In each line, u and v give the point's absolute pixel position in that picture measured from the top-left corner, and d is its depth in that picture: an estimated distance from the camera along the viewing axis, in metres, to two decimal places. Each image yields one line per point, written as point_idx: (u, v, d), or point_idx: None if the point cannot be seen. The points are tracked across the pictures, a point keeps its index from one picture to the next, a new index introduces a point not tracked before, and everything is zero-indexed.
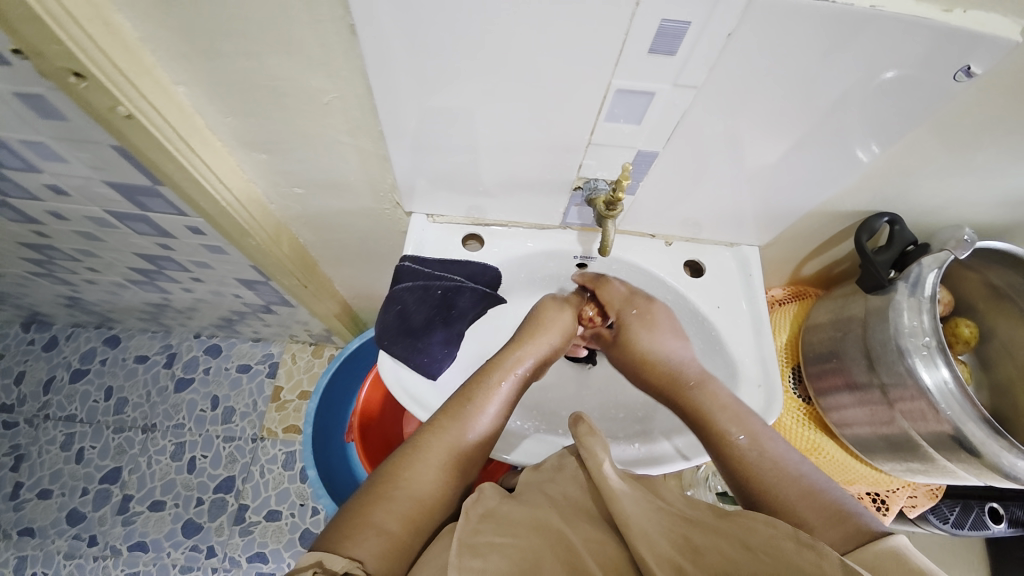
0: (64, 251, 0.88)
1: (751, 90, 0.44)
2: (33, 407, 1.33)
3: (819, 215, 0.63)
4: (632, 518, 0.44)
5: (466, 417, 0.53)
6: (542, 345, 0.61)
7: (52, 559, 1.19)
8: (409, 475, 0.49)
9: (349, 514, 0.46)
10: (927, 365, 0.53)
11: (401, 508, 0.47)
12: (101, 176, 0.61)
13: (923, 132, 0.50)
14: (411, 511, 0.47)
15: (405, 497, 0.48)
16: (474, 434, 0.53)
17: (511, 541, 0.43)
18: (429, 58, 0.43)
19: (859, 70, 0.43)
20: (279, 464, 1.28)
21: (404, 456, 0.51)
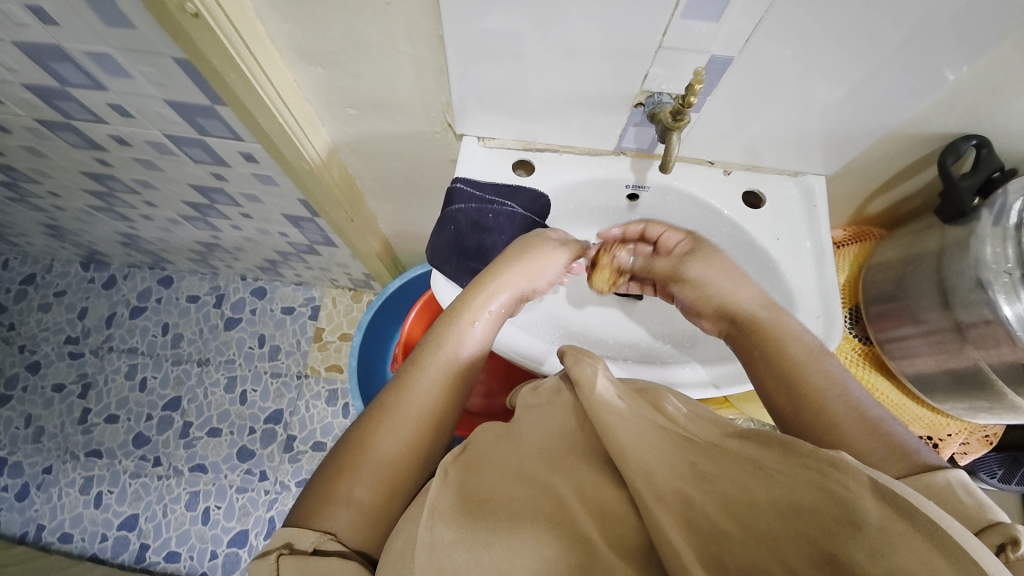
0: (124, 183, 0.91)
1: None
2: (98, 339, 1.43)
3: (898, 139, 0.58)
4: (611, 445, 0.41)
5: (438, 358, 0.53)
6: (517, 282, 0.58)
7: (123, 475, 1.30)
8: (377, 439, 0.47)
9: (317, 489, 0.45)
10: (1010, 299, 0.51)
11: (369, 477, 0.45)
12: (162, 94, 0.62)
13: None
14: (384, 475, 0.46)
15: (375, 463, 0.46)
16: (459, 361, 0.53)
17: (495, 512, 0.38)
18: None
19: None
20: (323, 399, 1.35)
21: (371, 419, 0.49)
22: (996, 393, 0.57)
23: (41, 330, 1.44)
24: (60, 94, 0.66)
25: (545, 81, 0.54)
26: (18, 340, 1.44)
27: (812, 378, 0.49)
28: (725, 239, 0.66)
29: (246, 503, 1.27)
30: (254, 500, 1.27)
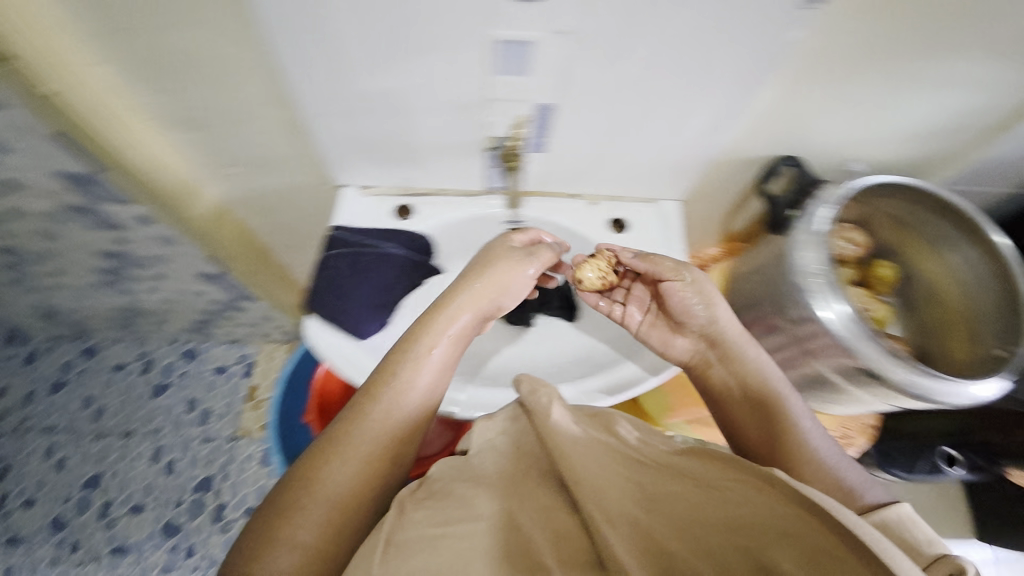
0: (27, 253, 0.91)
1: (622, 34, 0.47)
2: (14, 419, 1.34)
3: (729, 163, 0.65)
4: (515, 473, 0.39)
5: (391, 393, 0.49)
6: (487, 297, 0.57)
7: (34, 567, 1.20)
8: (327, 471, 0.44)
9: (258, 526, 0.42)
10: (823, 304, 0.57)
11: (316, 514, 0.42)
12: (42, 164, 0.64)
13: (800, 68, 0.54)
14: (331, 514, 0.43)
15: (323, 499, 0.43)
16: (403, 406, 0.49)
17: (444, 531, 0.39)
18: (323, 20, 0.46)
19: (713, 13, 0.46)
20: (256, 461, 1.30)
21: (322, 450, 0.46)
22: (839, 383, 0.62)
23: None
24: None
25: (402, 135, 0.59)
26: None
27: (770, 394, 0.55)
28: None
29: None
30: None
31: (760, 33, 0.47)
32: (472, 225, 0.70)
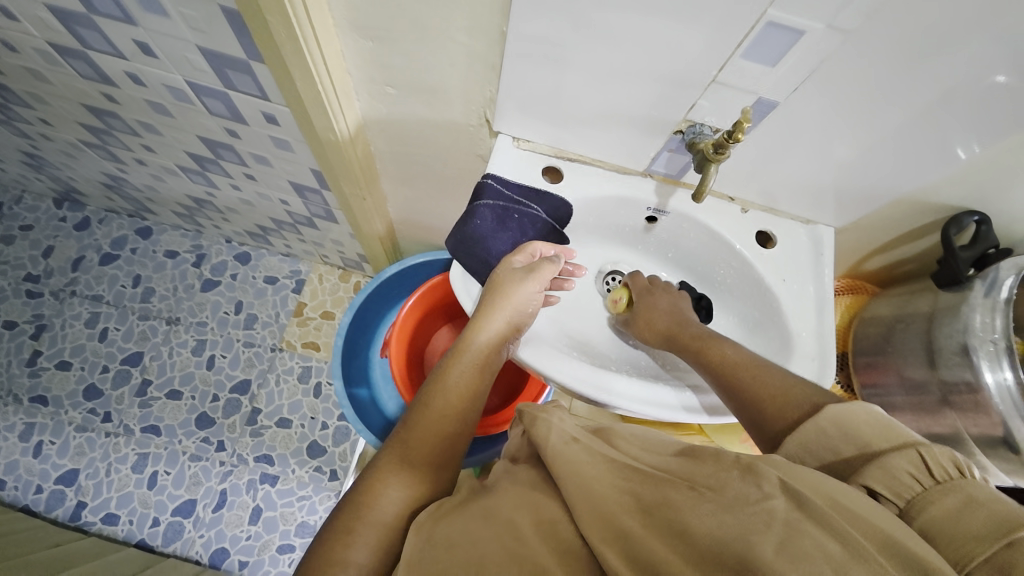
0: (127, 122, 0.86)
1: (889, 53, 0.44)
2: (60, 281, 1.35)
3: (909, 205, 0.62)
4: (603, 503, 0.37)
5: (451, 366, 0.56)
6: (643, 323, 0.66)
7: (65, 428, 1.23)
8: (380, 492, 0.46)
9: (318, 548, 0.44)
10: (992, 366, 0.53)
11: (367, 537, 0.43)
12: (199, 40, 0.59)
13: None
14: (382, 536, 0.44)
15: (372, 522, 0.44)
16: (463, 398, 0.55)
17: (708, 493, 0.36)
18: None
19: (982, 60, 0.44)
20: (294, 376, 1.33)
21: (375, 474, 0.48)
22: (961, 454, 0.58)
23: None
24: (83, 20, 0.63)
25: (609, 101, 0.55)
26: None
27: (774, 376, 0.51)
28: (733, 274, 0.69)
29: (198, 473, 1.23)
30: (207, 470, 1.23)
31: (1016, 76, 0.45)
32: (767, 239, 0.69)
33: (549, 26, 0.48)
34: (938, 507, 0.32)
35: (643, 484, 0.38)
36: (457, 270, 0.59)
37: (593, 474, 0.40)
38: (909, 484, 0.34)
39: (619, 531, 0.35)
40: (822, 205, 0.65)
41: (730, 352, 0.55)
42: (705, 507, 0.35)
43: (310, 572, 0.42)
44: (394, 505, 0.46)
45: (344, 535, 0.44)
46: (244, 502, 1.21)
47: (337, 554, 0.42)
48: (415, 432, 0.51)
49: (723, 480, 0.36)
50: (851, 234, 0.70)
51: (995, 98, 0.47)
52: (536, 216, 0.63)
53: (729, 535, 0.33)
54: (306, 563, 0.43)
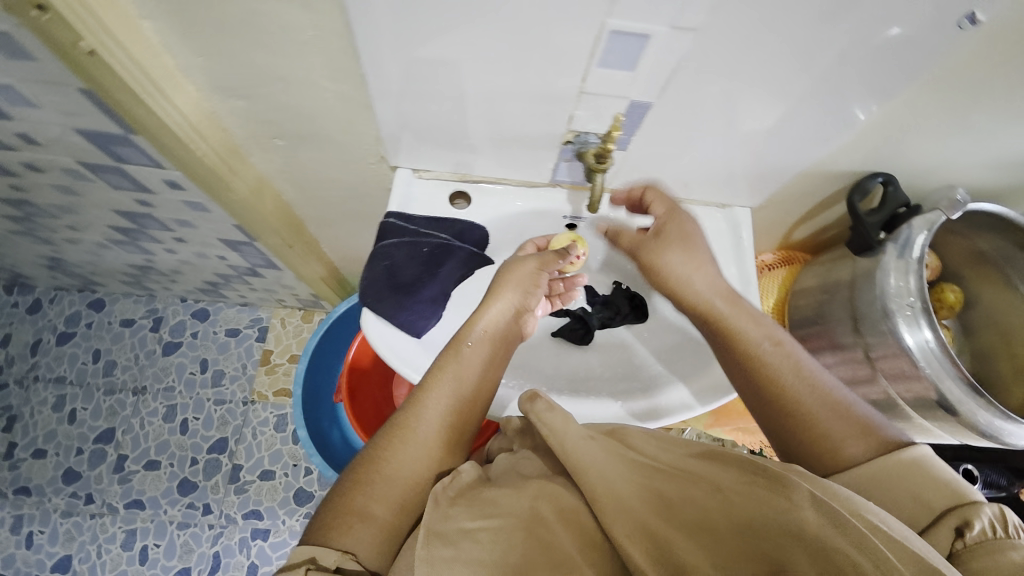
0: (41, 208, 0.84)
1: (749, 39, 0.43)
2: (22, 368, 1.31)
3: (814, 175, 0.62)
4: (632, 502, 0.41)
5: (459, 348, 0.56)
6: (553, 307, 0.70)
7: (50, 516, 1.20)
8: (394, 456, 0.51)
9: (333, 505, 0.49)
10: (910, 325, 0.53)
11: (385, 495, 0.49)
12: (74, 123, 0.57)
13: (910, 92, 0.51)
14: (397, 494, 0.49)
15: (388, 482, 0.49)
16: (472, 379, 0.55)
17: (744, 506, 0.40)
18: (428, 12, 0.41)
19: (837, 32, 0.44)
20: (271, 426, 1.31)
21: (387, 438, 0.52)
22: (901, 413, 0.58)
23: None
24: None
25: (491, 124, 0.54)
26: None
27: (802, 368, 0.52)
28: None
29: (188, 540, 1.21)
30: (197, 536, 1.21)
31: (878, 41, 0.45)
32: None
33: (412, 67, 0.47)
34: (983, 554, 0.35)
35: (666, 485, 0.42)
36: (369, 314, 0.58)
37: (622, 477, 0.43)
38: (980, 530, 0.37)
39: (643, 526, 0.40)
40: (739, 189, 0.65)
41: (767, 353, 0.52)
42: (716, 501, 0.41)
43: (330, 517, 0.48)
44: (411, 472, 0.50)
45: (365, 484, 0.49)
46: (239, 561, 1.20)
47: (357, 504, 0.48)
48: (429, 410, 0.53)
49: (747, 486, 0.41)
50: (772, 210, 0.70)
51: (861, 66, 0.47)
52: (447, 244, 0.63)
53: (763, 525, 0.38)
54: (326, 505, 0.49)
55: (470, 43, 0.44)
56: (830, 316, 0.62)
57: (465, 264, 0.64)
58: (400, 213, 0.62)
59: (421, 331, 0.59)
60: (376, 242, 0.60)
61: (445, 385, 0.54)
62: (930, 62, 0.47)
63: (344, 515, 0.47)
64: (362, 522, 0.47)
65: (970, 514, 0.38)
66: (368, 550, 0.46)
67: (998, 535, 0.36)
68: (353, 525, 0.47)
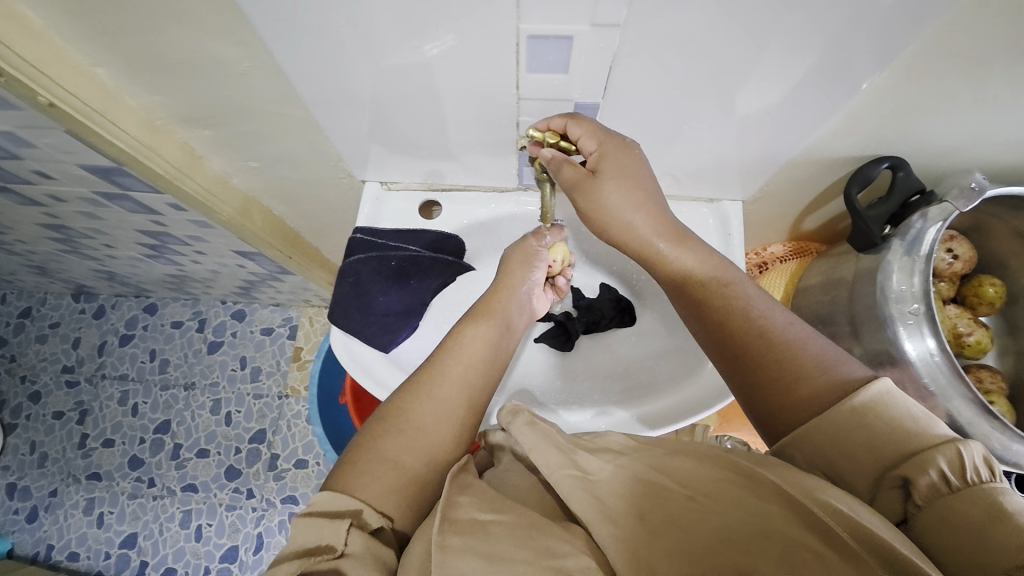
0: (78, 230, 0.94)
1: (685, 27, 0.40)
2: (92, 366, 1.48)
3: (808, 163, 0.57)
4: (616, 526, 0.37)
5: (480, 311, 0.57)
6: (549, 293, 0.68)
7: (119, 498, 1.35)
8: (420, 410, 0.49)
9: (356, 456, 0.46)
10: (912, 334, 0.48)
11: (413, 445, 0.47)
12: (72, 160, 0.62)
13: (895, 70, 0.45)
14: (426, 447, 0.47)
15: (416, 434, 0.47)
16: (495, 340, 0.56)
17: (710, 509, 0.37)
18: (342, 34, 0.42)
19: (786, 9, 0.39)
20: (303, 419, 1.37)
21: (412, 393, 0.50)
22: None
23: (39, 361, 1.51)
24: None
25: (443, 135, 0.56)
26: (20, 371, 1.51)
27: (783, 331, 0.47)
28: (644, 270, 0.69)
29: (235, 521, 1.30)
30: (242, 518, 1.29)
31: (839, 13, 0.39)
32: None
33: (344, 88, 0.48)
34: (959, 510, 0.33)
35: (643, 497, 0.39)
36: (338, 333, 0.60)
37: (603, 496, 0.40)
38: (932, 485, 0.34)
39: (644, 562, 0.35)
40: (726, 185, 0.62)
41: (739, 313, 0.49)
42: (712, 519, 0.36)
43: (355, 463, 0.45)
44: (438, 429, 0.48)
45: (395, 433, 0.47)
46: (279, 542, 1.27)
47: (388, 452, 0.46)
48: (454, 369, 0.52)
49: (722, 487, 0.38)
50: (768, 201, 0.65)
51: (821, 48, 0.42)
52: (415, 256, 0.63)
53: (750, 530, 0.35)
54: (352, 454, 0.46)
55: (394, 58, 0.44)
56: (829, 320, 0.58)
57: (441, 274, 0.66)
58: (368, 227, 0.64)
59: (392, 345, 0.61)
60: (344, 258, 0.63)
61: (472, 349, 0.54)
62: (911, 33, 0.41)
63: (370, 466, 0.44)
64: (392, 474, 0.44)
65: (921, 456, 0.35)
66: (396, 507, 0.43)
67: (960, 483, 0.33)
68: (382, 474, 0.44)
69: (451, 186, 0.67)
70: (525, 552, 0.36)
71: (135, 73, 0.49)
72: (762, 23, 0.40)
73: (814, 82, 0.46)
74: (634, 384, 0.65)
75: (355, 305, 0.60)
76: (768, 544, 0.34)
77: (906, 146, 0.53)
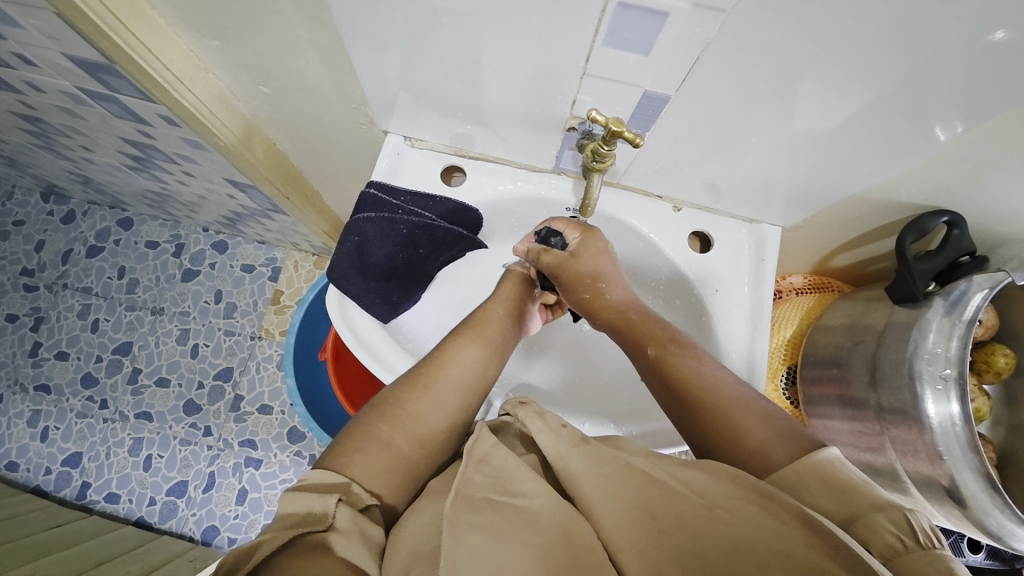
0: (54, 126, 0.85)
1: (801, 14, 0.34)
2: (53, 274, 1.39)
3: (861, 201, 0.54)
4: (627, 519, 0.37)
5: (483, 320, 0.56)
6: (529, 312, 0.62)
7: (67, 414, 1.29)
8: (421, 399, 0.47)
9: (352, 433, 0.44)
10: (937, 397, 0.46)
11: (409, 430, 0.45)
12: (57, 48, 0.54)
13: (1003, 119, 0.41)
14: (421, 434, 0.46)
15: (414, 419, 0.46)
16: (494, 344, 0.54)
17: (736, 518, 0.35)
18: None
19: (904, 27, 0.34)
20: (273, 363, 1.32)
21: (412, 382, 0.48)
22: (899, 483, 0.52)
23: None
24: None
25: (483, 97, 0.50)
26: None
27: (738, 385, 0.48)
28: (664, 280, 0.64)
29: (187, 456, 1.25)
30: (196, 454, 1.25)
31: (959, 44, 0.35)
32: (705, 241, 0.64)
33: (386, 26, 0.43)
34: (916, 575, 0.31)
35: (653, 495, 0.37)
36: (332, 295, 0.56)
37: (608, 488, 0.39)
38: (889, 546, 0.33)
39: (650, 561, 0.34)
40: (769, 207, 0.59)
41: (700, 371, 0.49)
42: (732, 526, 0.35)
43: (349, 441, 0.44)
44: (437, 420, 0.47)
45: (391, 417, 0.46)
46: (231, 483, 1.23)
47: (381, 434, 0.44)
48: (456, 366, 0.50)
49: (738, 500, 0.36)
50: (807, 231, 0.62)
51: (914, 80, 0.38)
52: (429, 224, 0.58)
53: (772, 548, 0.33)
54: (345, 433, 0.45)
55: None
56: (843, 367, 0.56)
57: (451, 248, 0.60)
58: (385, 185, 0.58)
59: (392, 316, 0.57)
60: (351, 214, 0.57)
61: (470, 350, 0.52)
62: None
63: (364, 445, 0.43)
64: (385, 454, 0.43)
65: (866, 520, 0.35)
66: (388, 486, 0.42)
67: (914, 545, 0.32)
68: (375, 455, 0.43)
69: (479, 156, 0.62)
70: (532, 535, 0.35)
71: None
72: (872, 40, 0.36)
73: (899, 117, 0.42)
74: None
75: (357, 267, 0.55)
76: (788, 561, 0.32)
77: (971, 202, 0.50)
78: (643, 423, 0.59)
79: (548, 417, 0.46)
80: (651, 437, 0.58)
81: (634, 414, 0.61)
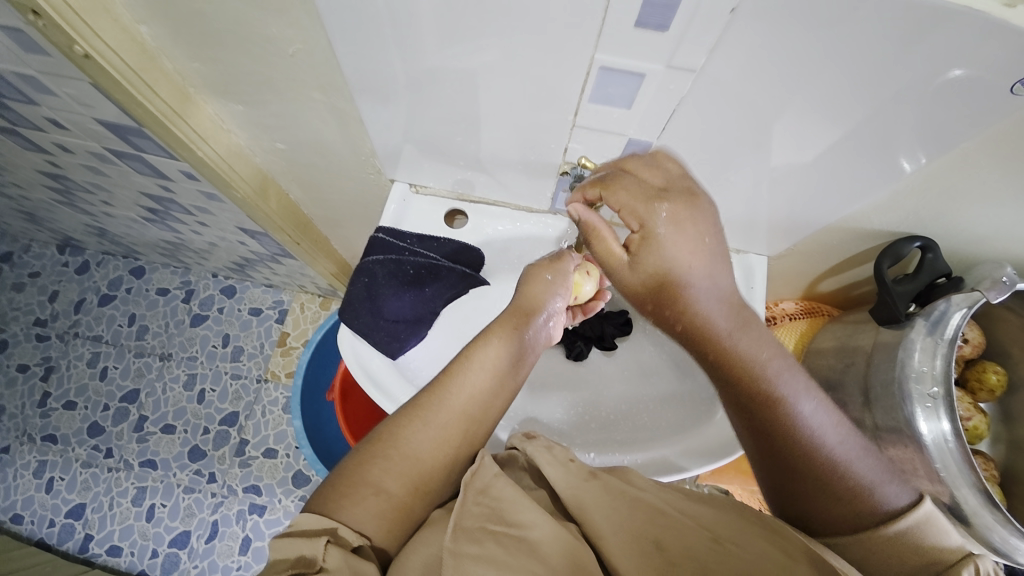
0: (78, 183, 0.91)
1: (763, 65, 0.39)
2: (65, 323, 1.42)
3: (840, 231, 0.58)
4: (635, 550, 0.37)
5: (491, 346, 0.54)
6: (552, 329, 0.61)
7: (72, 464, 1.28)
8: (413, 434, 0.48)
9: (343, 474, 0.45)
10: (928, 415, 0.48)
11: (403, 469, 0.46)
12: (92, 115, 0.59)
13: (955, 153, 0.45)
14: (409, 472, 0.46)
15: (404, 456, 0.46)
16: (498, 371, 0.53)
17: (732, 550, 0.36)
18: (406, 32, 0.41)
19: (854, 75, 0.39)
20: (279, 406, 1.32)
21: (407, 416, 0.49)
22: None
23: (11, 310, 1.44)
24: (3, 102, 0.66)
25: (483, 147, 0.55)
26: None
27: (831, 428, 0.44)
28: None
29: (191, 505, 1.24)
30: (199, 502, 1.24)
31: (906, 88, 0.39)
32: None
33: (394, 88, 0.48)
34: None
35: (660, 526, 0.39)
36: (345, 334, 0.59)
37: (610, 517, 0.40)
38: None
39: None
40: (754, 238, 0.62)
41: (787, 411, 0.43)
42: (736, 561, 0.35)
43: (341, 482, 0.44)
44: (432, 454, 0.47)
45: (384, 455, 0.46)
46: (234, 532, 1.21)
47: (373, 476, 0.45)
48: (454, 398, 0.50)
49: (749, 538, 0.37)
50: (792, 259, 0.65)
51: (873, 120, 0.43)
52: (434, 264, 0.61)
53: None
54: (336, 474, 0.46)
55: (456, 62, 0.43)
56: (838, 389, 0.58)
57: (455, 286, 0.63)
58: (392, 230, 0.62)
59: (399, 353, 0.60)
60: (361, 257, 0.61)
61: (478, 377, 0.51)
62: (974, 124, 0.41)
63: (354, 487, 0.44)
64: (379, 498, 0.44)
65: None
66: (378, 529, 0.43)
67: None
68: (366, 499, 0.44)
69: (480, 199, 0.66)
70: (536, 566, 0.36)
71: (181, 39, 0.48)
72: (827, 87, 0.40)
73: (862, 152, 0.46)
74: (658, 428, 0.64)
75: (368, 308, 0.58)
76: None
77: (943, 227, 0.53)
78: (646, 452, 0.60)
79: (557, 450, 0.48)
80: (654, 465, 0.59)
81: (637, 443, 0.62)
